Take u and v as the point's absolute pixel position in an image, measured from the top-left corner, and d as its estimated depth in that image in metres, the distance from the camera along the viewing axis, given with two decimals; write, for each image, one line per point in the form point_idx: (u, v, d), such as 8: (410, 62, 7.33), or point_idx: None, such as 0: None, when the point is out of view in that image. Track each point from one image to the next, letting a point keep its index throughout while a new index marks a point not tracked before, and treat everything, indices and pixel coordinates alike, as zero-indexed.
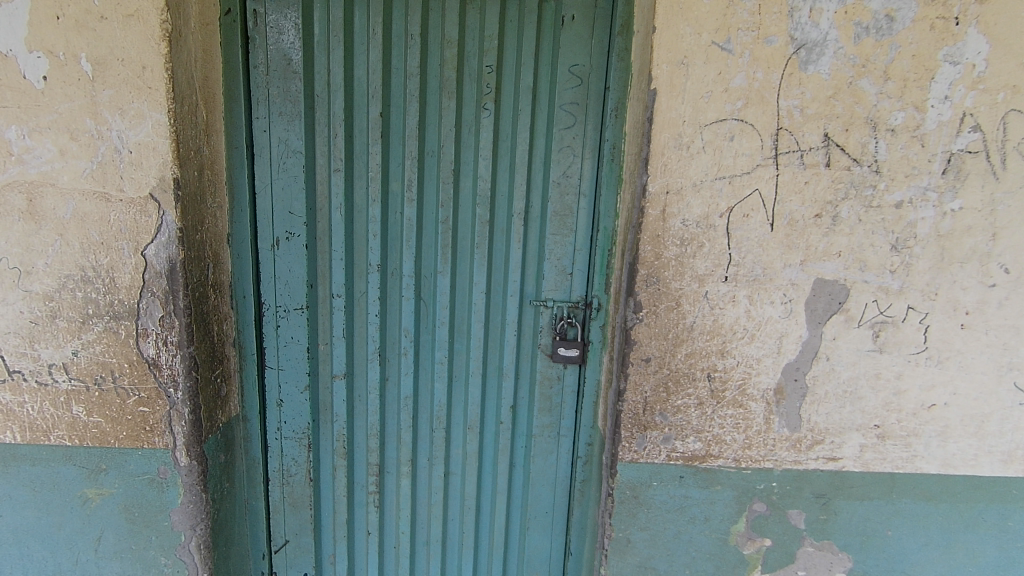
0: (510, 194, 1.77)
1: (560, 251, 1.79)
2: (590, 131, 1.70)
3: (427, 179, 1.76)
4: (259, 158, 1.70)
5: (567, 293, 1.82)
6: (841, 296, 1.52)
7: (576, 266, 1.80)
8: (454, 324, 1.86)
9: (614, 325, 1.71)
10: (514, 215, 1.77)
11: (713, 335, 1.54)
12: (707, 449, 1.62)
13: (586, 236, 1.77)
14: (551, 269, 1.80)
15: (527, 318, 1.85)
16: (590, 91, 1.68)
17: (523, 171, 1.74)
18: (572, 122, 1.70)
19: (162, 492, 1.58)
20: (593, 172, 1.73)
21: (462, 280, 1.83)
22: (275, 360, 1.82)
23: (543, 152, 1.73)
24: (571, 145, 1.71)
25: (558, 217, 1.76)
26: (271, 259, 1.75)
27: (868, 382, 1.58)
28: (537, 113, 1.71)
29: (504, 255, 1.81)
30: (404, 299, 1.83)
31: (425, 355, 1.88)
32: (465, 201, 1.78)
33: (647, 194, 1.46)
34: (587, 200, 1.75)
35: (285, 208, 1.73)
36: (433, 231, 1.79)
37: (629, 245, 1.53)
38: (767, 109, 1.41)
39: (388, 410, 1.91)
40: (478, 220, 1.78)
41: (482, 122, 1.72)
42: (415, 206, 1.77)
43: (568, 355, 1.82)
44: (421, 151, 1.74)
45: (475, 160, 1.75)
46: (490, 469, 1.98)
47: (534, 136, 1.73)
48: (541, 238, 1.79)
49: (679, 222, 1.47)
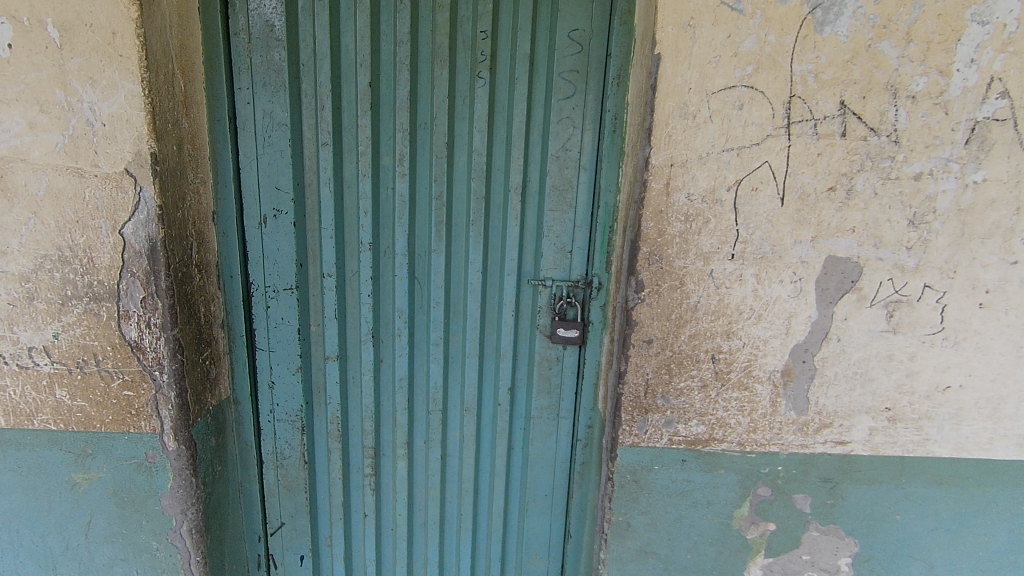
0: (506, 169, 1.69)
1: (558, 229, 1.72)
2: (591, 102, 1.61)
3: (420, 152, 1.68)
4: (243, 131, 1.62)
5: (566, 272, 1.76)
6: (854, 274, 1.44)
7: (576, 245, 1.73)
8: (449, 305, 1.80)
9: (615, 305, 1.65)
10: (511, 190, 1.70)
11: (718, 315, 1.48)
12: (710, 432, 1.57)
13: (587, 212, 1.70)
14: (549, 247, 1.74)
15: (526, 298, 1.79)
16: (591, 58, 1.59)
17: (520, 143, 1.66)
18: (572, 91, 1.61)
19: (151, 477, 1.55)
20: (594, 144, 1.64)
21: (457, 259, 1.76)
22: (266, 341, 1.77)
23: (541, 122, 1.65)
24: (570, 116, 1.63)
25: (557, 193, 1.69)
26: (258, 238, 1.69)
27: (880, 364, 1.51)
28: (535, 82, 1.62)
29: (501, 232, 1.74)
30: (398, 278, 1.77)
31: (420, 336, 1.83)
32: (460, 176, 1.70)
33: (650, 167, 1.38)
34: (588, 173, 1.67)
35: (272, 183, 1.66)
36: (426, 208, 1.72)
37: (631, 221, 1.46)
38: (780, 74, 1.31)
39: (383, 392, 1.87)
40: (473, 196, 1.70)
41: (477, 92, 1.63)
42: (408, 182, 1.69)
43: (568, 337, 1.76)
44: (413, 123, 1.65)
45: (469, 132, 1.66)
46: (488, 451, 1.94)
47: (532, 107, 1.64)
48: (539, 215, 1.72)
49: (684, 196, 1.39)
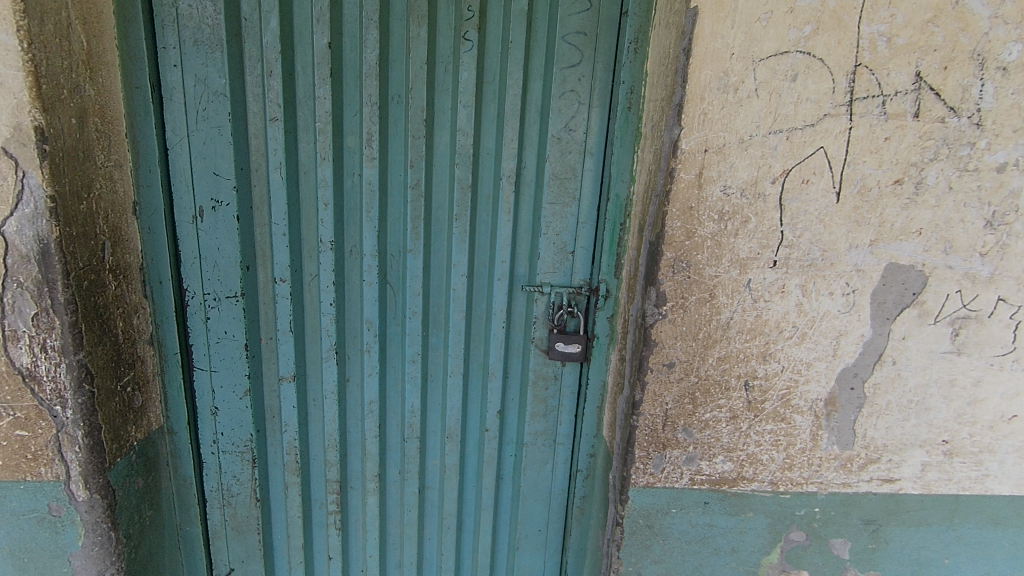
0: (497, 153, 1.41)
1: (559, 225, 1.45)
2: (601, 73, 1.34)
3: (392, 131, 1.38)
4: (171, 102, 1.30)
5: (567, 277, 1.49)
6: (917, 286, 1.20)
7: (579, 245, 1.46)
8: (428, 315, 1.52)
9: (625, 317, 1.40)
10: (503, 179, 1.42)
11: (754, 334, 1.22)
12: (739, 471, 1.32)
13: (593, 205, 1.44)
14: (548, 246, 1.47)
15: (518, 307, 1.52)
16: (600, 18, 1.31)
17: (514, 121, 1.38)
18: (578, 59, 1.33)
19: (56, 533, 1.25)
20: (603, 123, 1.38)
21: (436, 261, 1.48)
22: (206, 360, 1.47)
23: (539, 97, 1.37)
24: (575, 89, 1.36)
25: (558, 182, 1.42)
26: (193, 235, 1.38)
27: (940, 391, 1.28)
28: (534, 45, 1.34)
29: (490, 229, 1.46)
30: (367, 284, 1.47)
31: (393, 351, 1.55)
32: (441, 161, 1.41)
33: (679, 153, 1.11)
34: (595, 159, 1.40)
35: (208, 167, 1.34)
36: (400, 199, 1.43)
37: (652, 220, 1.20)
38: (843, 37, 1.05)
39: (350, 417, 1.59)
40: (457, 186, 1.42)
41: (463, 58, 1.34)
42: (378, 168, 1.39)
43: (567, 353, 1.50)
44: (383, 96, 1.36)
45: (453, 107, 1.37)
46: (473, 482, 1.68)
47: (529, 77, 1.36)
48: (535, 209, 1.45)
49: (719, 189, 1.13)
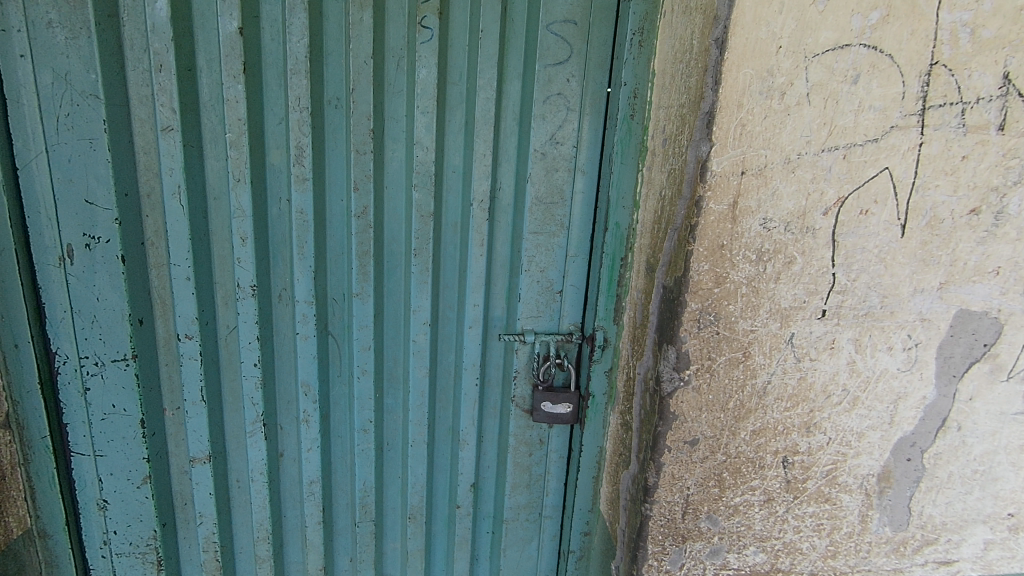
0: (466, 171, 1.12)
1: (543, 260, 1.18)
2: (594, 73, 1.08)
3: (330, 145, 1.07)
4: (19, 107, 0.96)
5: (553, 321, 1.22)
6: (989, 336, 0.96)
7: (568, 282, 1.19)
8: (381, 372, 1.22)
9: (626, 372, 1.14)
10: (474, 203, 1.14)
11: (796, 401, 0.97)
12: (774, 562, 1.07)
13: (586, 235, 1.17)
14: (530, 285, 1.19)
15: (494, 358, 1.24)
16: (593, 5, 1.05)
17: (487, 132, 1.10)
18: (566, 56, 1.07)
19: None
20: (596, 134, 1.12)
21: (390, 307, 1.18)
22: (88, 442, 1.12)
23: (519, 102, 1.10)
24: (563, 92, 1.09)
25: (543, 206, 1.15)
26: (61, 282, 1.04)
27: (1009, 458, 1.05)
28: (511, 36, 1.06)
29: (459, 265, 1.17)
30: (302, 338, 1.16)
31: (339, 417, 1.24)
32: (394, 183, 1.12)
33: (709, 177, 0.85)
34: (587, 178, 1.14)
35: (78, 193, 1.01)
36: (343, 230, 1.12)
37: (669, 260, 0.95)
38: (919, 27, 0.80)
39: (285, 500, 1.27)
40: (415, 213, 1.13)
41: (420, 52, 1.05)
42: (311, 191, 1.08)
43: (555, 415, 1.22)
44: (317, 99, 1.05)
45: (408, 114, 1.08)
46: (443, 568, 1.38)
47: (505, 77, 1.08)
48: (513, 240, 1.17)
49: (758, 223, 0.87)
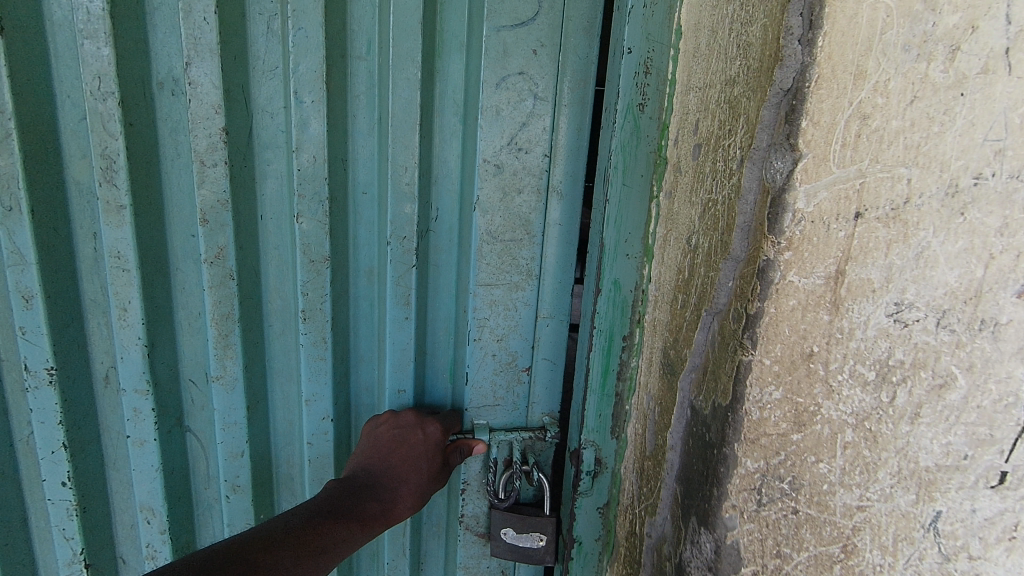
0: (380, 189, 0.96)
1: (505, 321, 1.01)
2: (572, 55, 0.90)
3: (166, 151, 0.91)
4: None
5: (521, 412, 1.06)
6: None
7: (536, 355, 1.03)
8: (252, 432, 1.06)
9: (634, 483, 0.82)
10: (392, 243, 0.97)
11: None
12: None
13: (563, 291, 1.01)
14: (481, 356, 1.02)
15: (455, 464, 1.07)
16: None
17: (416, 141, 0.93)
18: (529, 17, 0.88)
19: None
20: (570, 136, 0.93)
21: (273, 352, 1.04)
22: None
23: (460, 96, 0.92)
24: (529, 70, 0.91)
25: (499, 246, 0.98)
26: None
27: None
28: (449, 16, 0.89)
29: (368, 310, 1.03)
30: (138, 442, 1.02)
31: (191, 473, 1.08)
32: (280, 202, 0.96)
33: (789, 221, 0.48)
34: (563, 202, 0.97)
35: None
36: (195, 275, 0.97)
37: (710, 355, 0.59)
38: None
39: (126, 558, 1.11)
40: (300, 253, 0.96)
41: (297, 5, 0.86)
42: (129, 223, 0.91)
43: (521, 549, 0.97)
44: (132, 81, 0.87)
45: (287, 105, 0.91)
46: None
47: (444, 54, 0.91)
48: (461, 283, 1.01)
49: (884, 313, 0.45)
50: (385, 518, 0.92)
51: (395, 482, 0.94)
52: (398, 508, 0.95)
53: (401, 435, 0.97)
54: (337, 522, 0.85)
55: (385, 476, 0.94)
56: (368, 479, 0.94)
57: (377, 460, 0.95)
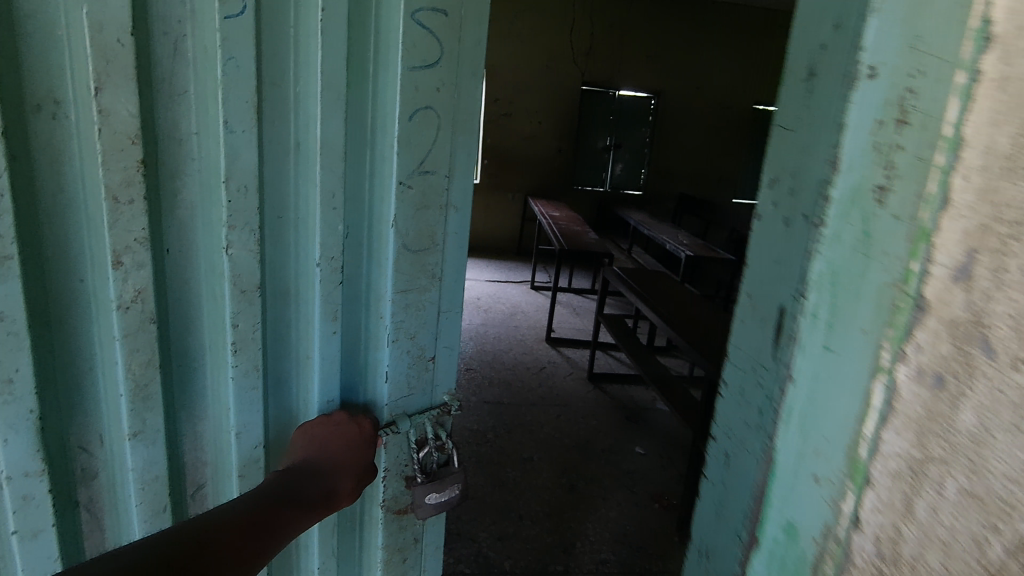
0: (300, 215, 1.07)
1: (409, 312, 1.22)
2: (465, 92, 1.14)
3: (50, 184, 0.88)
4: None
5: (428, 397, 1.33)
6: None
7: (440, 346, 1.30)
8: (173, 449, 1.11)
9: None
10: (321, 263, 1.09)
11: None
12: None
13: (455, 290, 1.29)
14: (399, 352, 1.23)
15: (389, 453, 1.27)
16: (465, 26, 1.09)
17: (337, 174, 1.05)
18: (436, 58, 1.08)
19: None
20: (463, 166, 1.20)
21: (191, 367, 1.09)
22: None
23: (370, 120, 1.08)
24: (433, 104, 1.10)
25: (412, 255, 1.18)
26: None
27: None
28: (383, 38, 1.04)
29: (293, 308, 1.13)
30: (25, 500, 0.97)
31: (74, 528, 1.06)
32: (209, 234, 1.01)
33: None
34: (458, 215, 1.22)
35: None
36: (106, 322, 0.96)
37: None
38: None
39: None
40: (231, 284, 1.02)
41: (227, 31, 0.90)
42: (15, 273, 0.86)
43: (444, 502, 1.29)
44: (13, 103, 0.82)
45: (197, 131, 0.96)
46: None
47: (378, 67, 1.06)
48: (374, 284, 1.19)
49: None
50: (331, 501, 1.07)
51: (335, 467, 1.10)
52: (340, 491, 1.09)
53: (335, 430, 1.14)
54: (280, 508, 0.98)
55: (328, 461, 1.10)
56: (312, 465, 1.09)
57: (316, 452, 1.11)
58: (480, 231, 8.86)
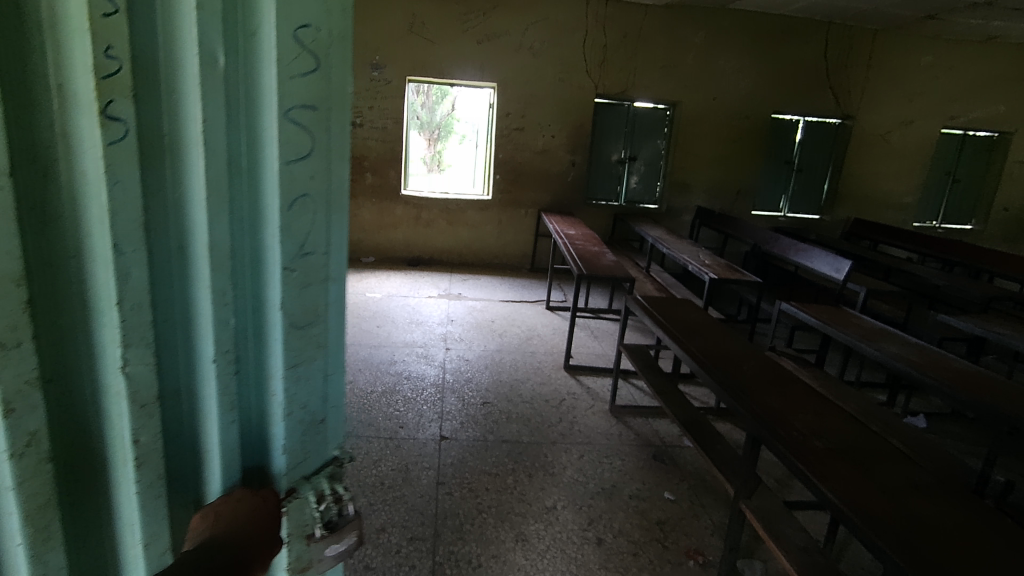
0: (185, 322, 0.89)
1: (303, 398, 1.01)
2: (339, 176, 0.96)
3: None
4: None
5: (322, 453, 1.09)
6: None
7: (332, 406, 1.09)
8: None
9: None
10: (216, 361, 0.91)
11: None
12: None
13: (341, 349, 1.08)
14: (293, 427, 1.01)
15: (290, 518, 1.01)
16: (335, 103, 0.91)
17: (226, 278, 0.89)
18: (308, 150, 0.89)
19: None
20: (342, 241, 1.00)
21: (92, 512, 0.90)
22: None
23: (255, 220, 0.89)
24: (309, 192, 0.91)
25: (298, 334, 0.97)
26: None
27: None
28: (256, 132, 0.86)
29: (186, 408, 0.94)
30: None
31: None
32: (95, 357, 0.84)
33: None
34: (340, 287, 1.03)
35: None
36: None
37: None
38: None
39: None
40: (129, 403, 0.85)
41: (109, 160, 0.76)
42: None
43: (342, 551, 1.07)
44: None
45: (78, 254, 0.79)
46: None
47: (252, 166, 0.87)
48: (264, 385, 0.98)
49: None
50: None
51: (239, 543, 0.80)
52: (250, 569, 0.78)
53: (239, 514, 0.87)
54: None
55: (240, 534, 0.82)
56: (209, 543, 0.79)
57: (209, 533, 0.82)
58: (493, 251, 8.75)
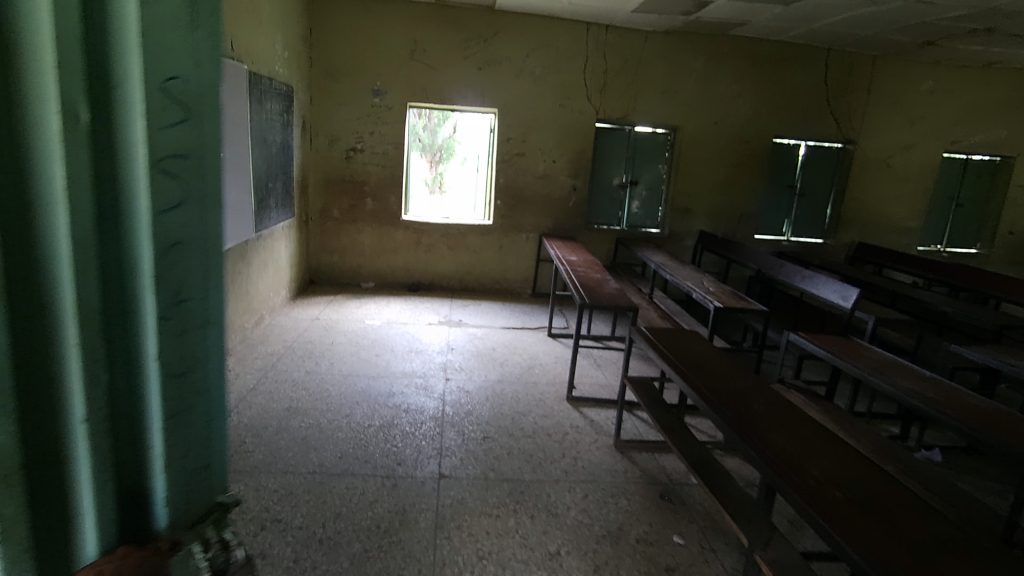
0: (54, 388, 0.90)
1: (181, 444, 1.09)
2: (212, 224, 1.06)
3: None
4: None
5: (204, 503, 1.16)
6: None
7: (214, 452, 1.17)
8: None
9: None
10: (87, 420, 0.94)
11: None
12: None
13: (219, 394, 1.16)
14: (173, 479, 1.08)
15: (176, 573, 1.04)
16: (206, 152, 1.02)
17: (97, 335, 0.94)
18: (179, 198, 0.99)
19: None
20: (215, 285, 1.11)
21: None
22: None
23: (128, 268, 0.96)
24: (183, 239, 1.01)
25: (177, 382, 1.06)
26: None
27: None
28: (127, 185, 0.94)
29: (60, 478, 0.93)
30: None
31: None
32: None
33: None
34: (219, 330, 1.12)
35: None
36: None
37: None
38: None
39: None
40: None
41: None
42: None
43: None
44: None
45: None
46: None
47: (131, 219, 0.94)
48: (140, 437, 1.04)
49: None
50: None
51: None
52: None
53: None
54: None
55: None
56: None
57: None
58: (494, 274, 8.67)
